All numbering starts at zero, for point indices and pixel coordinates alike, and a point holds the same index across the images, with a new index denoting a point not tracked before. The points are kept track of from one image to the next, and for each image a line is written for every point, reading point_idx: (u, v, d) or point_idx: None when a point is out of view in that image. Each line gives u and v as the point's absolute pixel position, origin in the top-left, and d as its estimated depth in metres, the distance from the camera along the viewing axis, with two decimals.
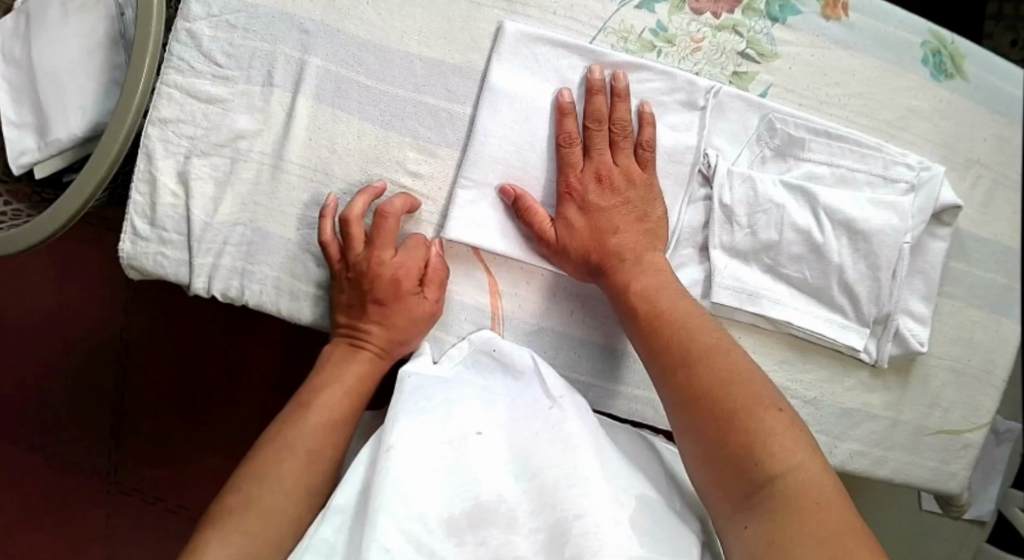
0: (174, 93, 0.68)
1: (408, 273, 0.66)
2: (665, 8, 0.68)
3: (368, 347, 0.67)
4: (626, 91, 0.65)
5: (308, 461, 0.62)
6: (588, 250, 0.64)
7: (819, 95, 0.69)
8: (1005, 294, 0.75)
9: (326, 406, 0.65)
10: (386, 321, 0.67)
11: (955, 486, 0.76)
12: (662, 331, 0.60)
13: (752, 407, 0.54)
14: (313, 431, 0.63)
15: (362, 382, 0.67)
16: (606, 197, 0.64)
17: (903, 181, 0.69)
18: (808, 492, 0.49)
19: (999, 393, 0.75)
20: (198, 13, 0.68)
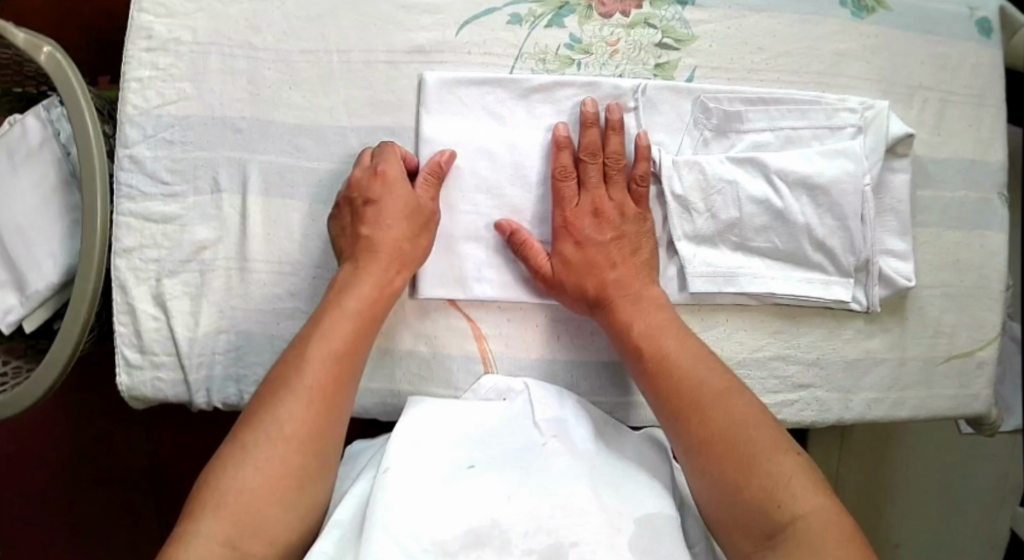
0: (132, 220, 0.70)
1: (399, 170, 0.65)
2: (574, 21, 0.69)
3: (376, 258, 0.64)
4: (621, 123, 0.66)
5: (313, 401, 0.57)
6: (586, 284, 0.65)
7: (744, 64, 0.70)
8: (980, 208, 0.74)
9: (328, 338, 0.60)
10: (383, 222, 0.64)
11: (982, 407, 0.75)
12: (670, 374, 0.60)
13: (770, 449, 0.54)
14: (316, 364, 0.58)
15: (368, 305, 0.63)
16: (602, 231, 0.66)
17: (848, 126, 0.68)
18: (829, 531, 0.50)
19: (1000, 305, 0.75)
20: (135, 138, 0.70)
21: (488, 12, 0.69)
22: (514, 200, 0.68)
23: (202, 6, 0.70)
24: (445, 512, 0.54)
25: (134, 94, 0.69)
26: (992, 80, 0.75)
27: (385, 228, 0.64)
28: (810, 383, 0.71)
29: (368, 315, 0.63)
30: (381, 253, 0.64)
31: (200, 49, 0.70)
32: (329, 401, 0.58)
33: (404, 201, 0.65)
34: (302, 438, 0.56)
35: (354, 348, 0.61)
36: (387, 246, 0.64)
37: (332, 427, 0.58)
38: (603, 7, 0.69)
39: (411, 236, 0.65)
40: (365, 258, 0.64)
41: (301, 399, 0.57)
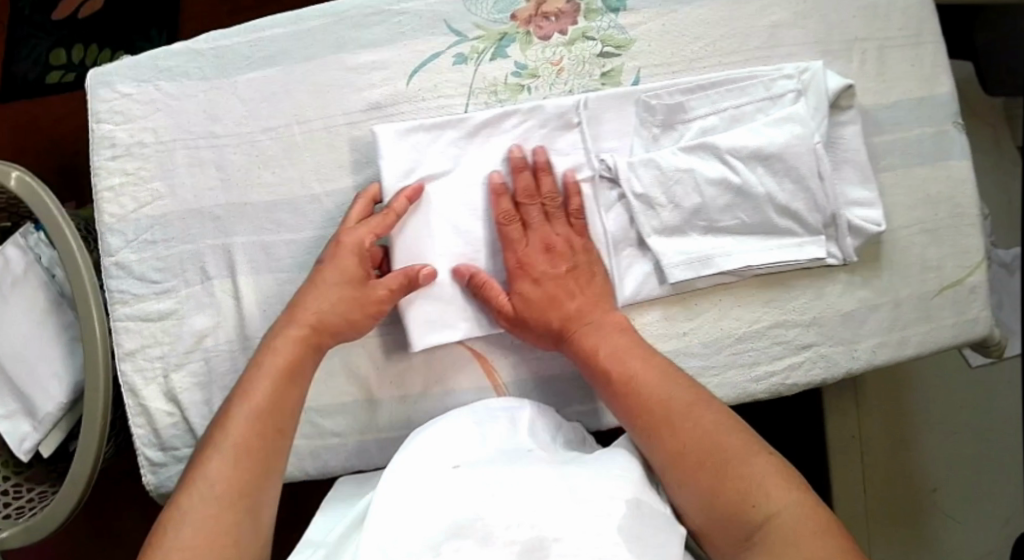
0: (130, 323, 0.71)
1: (363, 237, 0.65)
2: (516, 49, 0.71)
3: (304, 327, 0.64)
4: (548, 163, 0.68)
5: (238, 458, 0.56)
6: (549, 318, 0.67)
7: (685, 56, 0.72)
8: (941, 142, 0.76)
9: (252, 396, 0.59)
10: (320, 283, 0.65)
11: (983, 329, 0.77)
12: (635, 390, 0.62)
13: (740, 452, 0.56)
14: (241, 423, 0.58)
15: (290, 366, 0.62)
16: (556, 265, 0.67)
17: (788, 92, 0.70)
18: (804, 524, 0.52)
19: (978, 228, 0.77)
20: (118, 245, 0.71)
21: (433, 57, 0.71)
22: (482, 232, 0.69)
23: (158, 106, 0.72)
24: (427, 509, 0.53)
25: (109, 202, 0.71)
26: (927, 17, 0.76)
27: (315, 300, 0.64)
28: (813, 342, 0.73)
29: (293, 370, 0.62)
30: (307, 321, 0.64)
31: (165, 147, 0.71)
32: (263, 466, 0.57)
33: (342, 291, 0.65)
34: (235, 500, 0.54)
35: (284, 406, 0.60)
36: (310, 318, 0.64)
37: (263, 492, 0.56)
38: (540, 30, 0.71)
39: (337, 312, 0.64)
40: (294, 320, 0.64)
41: (234, 459, 0.56)
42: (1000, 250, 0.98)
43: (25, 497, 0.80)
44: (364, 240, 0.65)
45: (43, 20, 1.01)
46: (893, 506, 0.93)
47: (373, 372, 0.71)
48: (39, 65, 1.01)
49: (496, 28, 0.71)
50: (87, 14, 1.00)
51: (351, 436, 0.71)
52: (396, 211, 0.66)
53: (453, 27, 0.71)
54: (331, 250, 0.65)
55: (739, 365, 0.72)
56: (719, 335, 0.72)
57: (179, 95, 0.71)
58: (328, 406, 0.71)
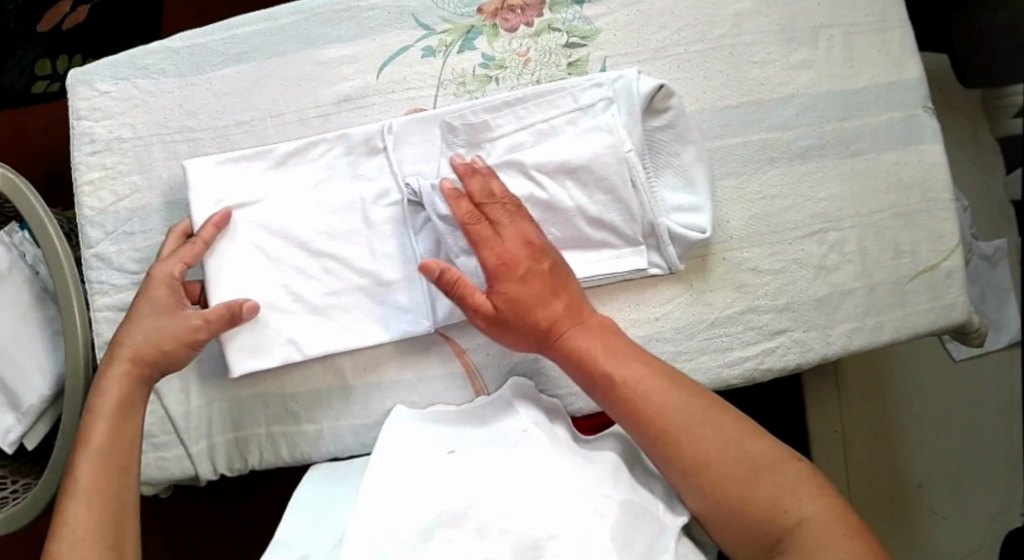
0: (109, 313, 0.73)
1: (175, 267, 0.67)
2: (483, 41, 0.73)
3: (126, 357, 0.64)
4: (490, 170, 0.65)
5: (92, 503, 0.57)
6: (534, 318, 0.63)
7: (650, 45, 0.73)
8: (910, 126, 0.75)
9: (92, 442, 0.60)
10: (137, 316, 0.66)
11: (962, 314, 0.76)
12: (643, 396, 0.59)
13: (769, 458, 0.56)
14: (88, 469, 0.59)
15: (125, 405, 0.63)
16: (536, 263, 0.63)
17: (599, 100, 0.69)
18: (838, 530, 0.52)
19: (954, 213, 0.76)
20: (98, 237, 0.73)
21: (403, 50, 0.73)
22: (294, 258, 0.70)
23: (139, 102, 0.74)
24: (415, 502, 0.52)
25: (90, 196, 0.73)
26: (891, 4, 0.77)
27: (134, 334, 0.65)
28: (786, 328, 0.72)
29: (124, 411, 0.63)
30: (129, 353, 0.64)
31: (143, 142, 0.74)
32: (115, 509, 0.58)
33: (152, 323, 0.65)
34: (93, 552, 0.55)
35: (121, 448, 0.61)
36: (133, 347, 0.64)
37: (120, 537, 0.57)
38: (506, 23, 0.73)
39: (159, 339, 0.65)
40: (124, 350, 0.64)
41: (85, 505, 0.57)
42: (980, 242, 0.98)
43: (10, 488, 0.82)
44: (178, 267, 0.67)
45: (28, 32, 1.03)
46: (879, 501, 0.93)
47: (346, 358, 0.72)
48: (27, 76, 1.04)
49: (463, 22, 0.73)
50: (70, 28, 1.04)
51: (324, 424, 0.71)
52: (206, 240, 0.68)
53: (421, 21, 0.73)
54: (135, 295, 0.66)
55: (712, 350, 0.71)
56: (691, 321, 0.72)
57: (158, 92, 0.74)
58: (301, 393, 0.72)
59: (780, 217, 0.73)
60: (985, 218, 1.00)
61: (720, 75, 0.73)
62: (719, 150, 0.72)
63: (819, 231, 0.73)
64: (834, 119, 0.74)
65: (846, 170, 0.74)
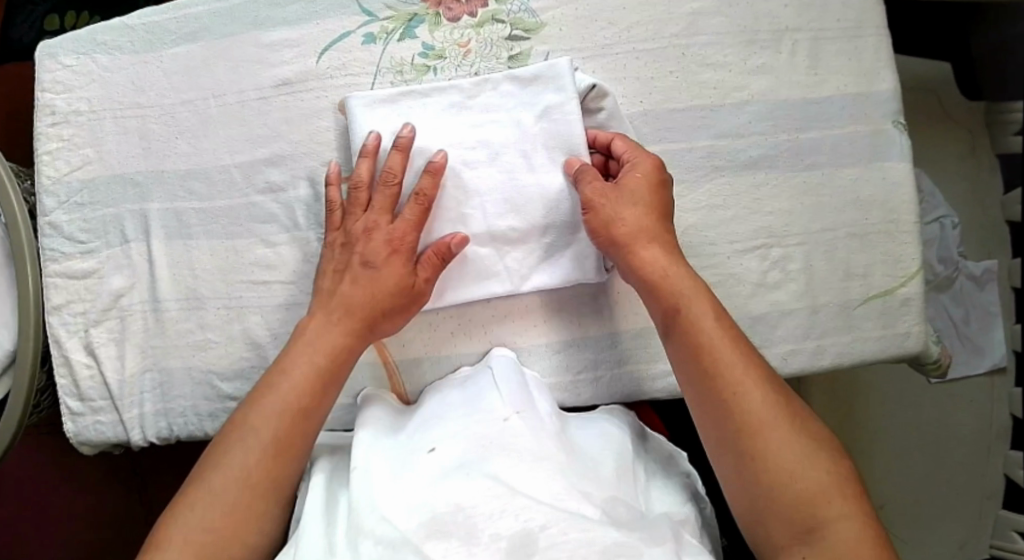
0: (58, 279, 0.75)
1: (404, 242, 0.65)
2: (424, 30, 0.71)
3: (351, 320, 0.64)
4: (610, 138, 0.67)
5: (255, 466, 0.58)
6: (632, 237, 0.61)
7: (596, 40, 0.70)
8: (874, 141, 0.71)
9: (265, 407, 0.60)
10: (364, 284, 0.65)
11: (916, 345, 0.70)
12: (717, 347, 0.56)
13: (819, 447, 0.53)
14: (263, 424, 0.59)
15: (312, 381, 0.61)
16: (648, 195, 0.63)
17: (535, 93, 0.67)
18: (866, 542, 0.49)
19: (916, 237, 0.71)
20: (52, 205, 0.76)
21: (344, 35, 0.72)
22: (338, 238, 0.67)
23: (95, 76, 0.76)
24: (411, 509, 0.52)
25: (47, 165, 0.75)
26: (868, 9, 0.72)
27: (365, 287, 0.64)
28: None
29: (329, 370, 0.62)
30: (350, 309, 0.64)
31: (97, 115, 0.75)
32: (264, 477, 0.58)
33: (372, 298, 0.64)
34: (232, 518, 0.56)
35: (303, 421, 0.60)
36: (363, 305, 0.64)
37: (259, 506, 0.57)
38: (449, 12, 0.71)
39: (396, 310, 0.65)
40: (333, 308, 0.64)
41: (259, 453, 0.58)
42: (969, 263, 0.96)
43: None
44: (407, 242, 0.65)
45: None
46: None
47: (269, 341, 0.73)
48: (35, 29, 1.04)
49: (405, 10, 0.72)
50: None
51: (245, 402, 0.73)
52: (427, 194, 0.65)
53: (364, 6, 0.72)
54: (384, 251, 0.65)
55: (636, 361, 0.71)
56: (614, 329, 0.71)
57: (113, 67, 0.75)
58: (227, 371, 0.73)
59: (721, 227, 0.69)
60: (976, 239, 1.00)
61: (670, 77, 0.70)
62: (660, 154, 0.70)
63: (761, 246, 0.70)
64: (790, 129, 0.70)
65: (797, 184, 0.70)
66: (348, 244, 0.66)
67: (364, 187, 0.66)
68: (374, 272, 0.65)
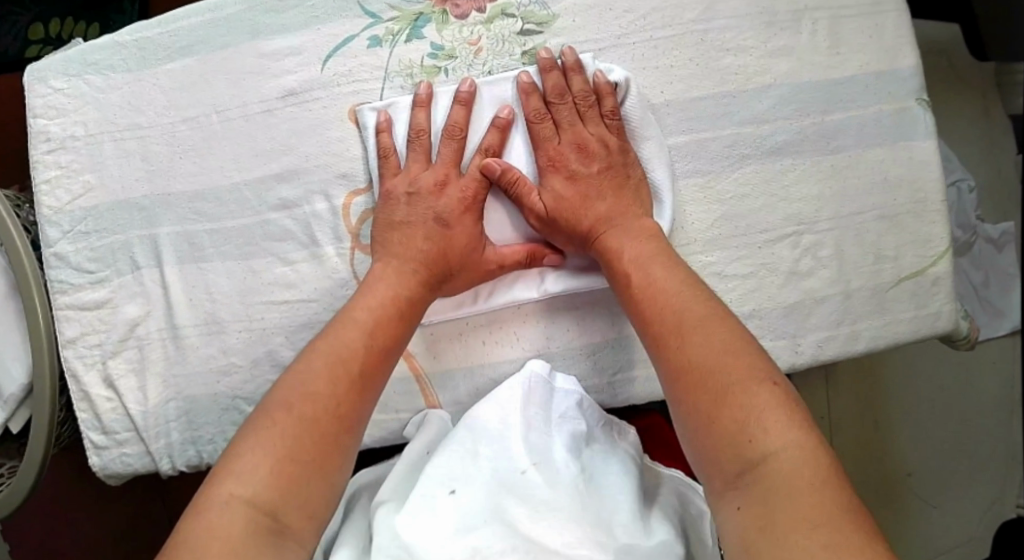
0: (69, 312, 0.73)
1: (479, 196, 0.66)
2: (432, 29, 0.69)
3: (422, 270, 0.64)
4: (556, 83, 0.65)
5: (336, 400, 0.55)
6: (578, 219, 0.64)
7: (613, 30, 0.68)
8: (900, 120, 0.70)
9: (342, 345, 0.58)
10: (437, 238, 0.65)
11: (947, 323, 0.70)
12: (652, 302, 0.59)
13: (747, 379, 0.51)
14: (341, 360, 0.57)
15: (388, 323, 0.61)
16: (588, 164, 0.65)
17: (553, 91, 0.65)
18: (801, 468, 0.46)
19: (943, 214, 0.70)
20: (55, 235, 0.72)
21: (348, 40, 0.69)
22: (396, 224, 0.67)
23: (88, 97, 0.72)
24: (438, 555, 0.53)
25: (47, 195, 0.72)
26: None
27: (440, 240, 0.65)
28: (754, 336, 0.68)
29: (405, 316, 0.62)
30: (422, 260, 0.64)
31: (94, 138, 0.72)
32: (343, 416, 0.55)
33: (446, 247, 0.65)
34: (315, 447, 0.52)
35: (379, 364, 0.59)
36: (435, 254, 0.65)
37: (342, 438, 0.54)
38: (457, 10, 0.69)
39: (464, 262, 0.65)
40: (407, 257, 0.64)
41: (339, 391, 0.55)
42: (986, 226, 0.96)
43: None
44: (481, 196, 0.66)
45: None
46: (864, 482, 0.94)
47: None
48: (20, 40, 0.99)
49: (410, 9, 0.69)
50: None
51: None
52: (495, 151, 0.66)
53: (367, 8, 0.69)
54: (458, 207, 0.65)
55: None
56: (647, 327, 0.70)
57: (107, 87, 0.72)
58: (255, 395, 0.72)
59: (750, 217, 0.68)
60: (994, 201, 1.01)
61: (690, 64, 0.68)
62: (683, 147, 0.68)
63: (792, 234, 0.68)
64: (814, 112, 0.69)
65: (825, 168, 0.69)
66: (415, 195, 0.65)
67: (424, 135, 0.66)
68: (445, 228, 0.65)
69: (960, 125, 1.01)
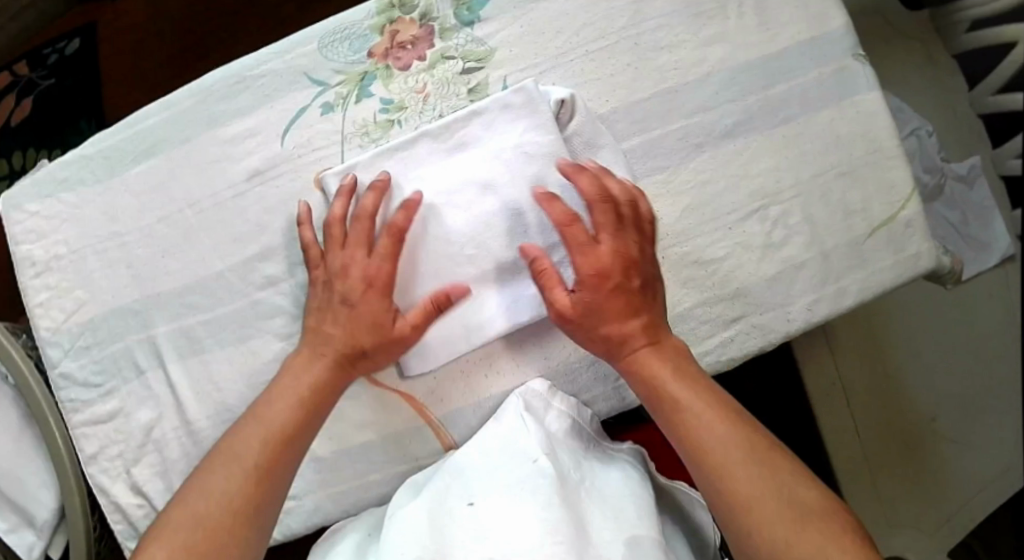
0: (84, 428, 0.74)
1: (386, 275, 0.65)
2: (379, 85, 0.71)
3: (330, 354, 0.65)
4: (596, 193, 0.63)
5: (245, 486, 0.58)
6: (614, 332, 0.62)
7: (550, 52, 0.71)
8: (841, 79, 0.72)
9: (252, 435, 0.61)
10: (348, 323, 0.65)
11: (929, 262, 0.72)
12: (700, 433, 0.58)
13: (814, 515, 0.53)
14: (251, 449, 0.60)
15: (307, 400, 0.63)
16: (630, 278, 0.63)
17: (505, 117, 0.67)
18: None
19: (902, 160, 0.72)
20: (58, 356, 0.74)
21: (300, 113, 0.71)
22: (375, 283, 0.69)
23: (65, 218, 0.74)
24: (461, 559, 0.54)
25: (43, 318, 0.74)
26: None
27: (346, 326, 0.65)
28: (743, 313, 0.70)
29: (319, 400, 0.64)
30: (333, 345, 0.65)
31: (78, 256, 0.74)
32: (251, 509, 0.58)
33: (355, 326, 0.65)
34: (209, 543, 0.55)
35: (293, 448, 0.62)
36: (341, 339, 0.65)
37: (248, 527, 0.58)
38: (399, 62, 0.71)
39: (375, 345, 0.65)
40: (322, 343, 0.65)
41: (249, 483, 0.59)
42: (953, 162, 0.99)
43: None
44: (387, 278, 0.65)
45: None
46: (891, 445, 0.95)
47: None
48: None
49: (355, 69, 0.71)
50: None
51: (305, 497, 0.72)
52: (401, 227, 0.65)
53: (313, 77, 0.72)
54: (361, 288, 0.65)
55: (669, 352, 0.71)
56: None
57: (81, 204, 0.74)
58: None
59: (716, 201, 0.70)
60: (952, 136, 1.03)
61: (629, 69, 0.71)
62: (639, 148, 0.70)
63: (759, 208, 0.70)
64: (756, 89, 0.71)
65: (778, 140, 0.71)
66: (331, 281, 0.66)
67: (339, 223, 0.66)
68: (351, 309, 0.65)
69: (904, 70, 1.03)
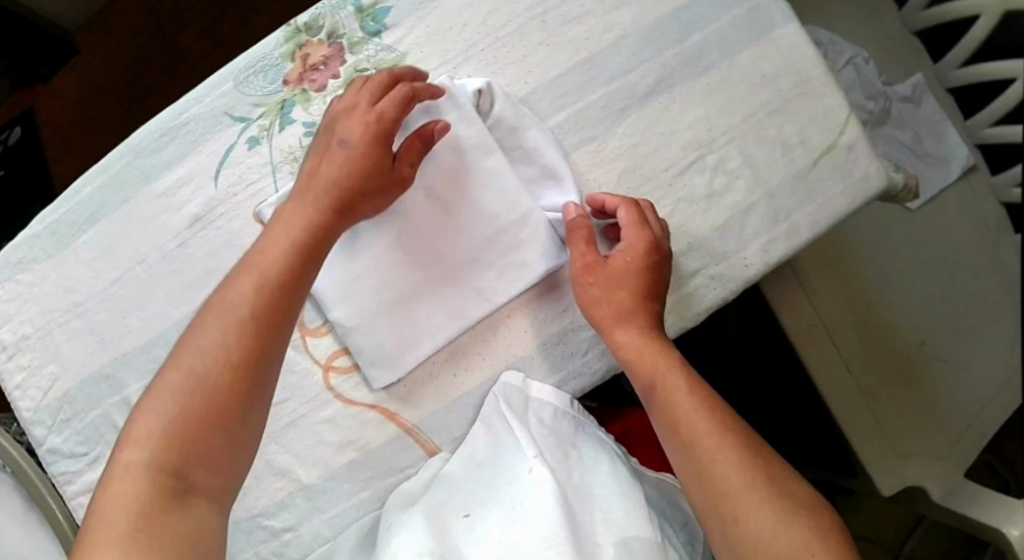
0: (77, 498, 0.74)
1: (390, 116, 0.62)
2: (299, 110, 0.71)
3: (330, 197, 0.61)
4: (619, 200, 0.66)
5: (220, 370, 0.52)
6: (623, 307, 0.63)
7: (459, 47, 0.71)
8: (756, 17, 0.71)
9: (222, 316, 0.54)
10: (355, 161, 0.61)
11: (879, 181, 0.70)
12: (690, 420, 0.58)
13: (797, 506, 0.53)
14: (218, 330, 0.54)
15: (292, 263, 0.58)
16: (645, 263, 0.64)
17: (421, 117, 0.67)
18: None
19: (833, 85, 0.71)
20: (42, 432, 0.75)
21: (228, 151, 0.72)
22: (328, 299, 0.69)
23: (25, 297, 0.75)
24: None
25: (22, 398, 0.75)
26: None
27: (342, 163, 0.61)
28: (698, 267, 0.69)
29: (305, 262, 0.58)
30: (321, 209, 0.60)
31: (43, 331, 0.75)
32: (233, 396, 0.52)
33: (326, 193, 0.61)
34: (187, 435, 0.51)
35: (277, 320, 0.56)
36: (328, 190, 0.61)
37: (233, 418, 0.52)
38: (314, 84, 0.72)
39: (378, 176, 0.63)
40: (314, 203, 0.60)
41: (223, 367, 0.53)
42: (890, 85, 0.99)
43: None
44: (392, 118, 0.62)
45: None
46: (884, 375, 0.93)
47: (294, 462, 0.71)
48: None
49: (274, 99, 0.72)
50: None
51: (300, 528, 0.71)
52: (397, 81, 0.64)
53: (235, 115, 0.72)
54: (363, 130, 0.61)
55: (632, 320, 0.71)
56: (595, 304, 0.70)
57: (38, 281, 0.75)
58: (269, 506, 0.71)
59: (650, 160, 0.70)
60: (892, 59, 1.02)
61: (541, 48, 0.71)
62: (564, 123, 0.70)
63: (696, 160, 0.70)
64: (671, 43, 0.71)
65: (702, 89, 0.70)
66: (332, 128, 0.63)
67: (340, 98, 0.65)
68: (349, 150, 0.62)
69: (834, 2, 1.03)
